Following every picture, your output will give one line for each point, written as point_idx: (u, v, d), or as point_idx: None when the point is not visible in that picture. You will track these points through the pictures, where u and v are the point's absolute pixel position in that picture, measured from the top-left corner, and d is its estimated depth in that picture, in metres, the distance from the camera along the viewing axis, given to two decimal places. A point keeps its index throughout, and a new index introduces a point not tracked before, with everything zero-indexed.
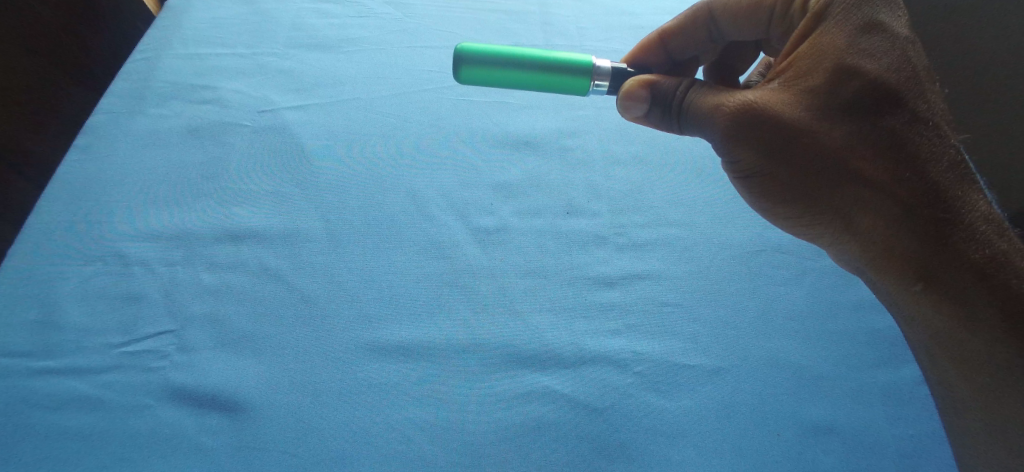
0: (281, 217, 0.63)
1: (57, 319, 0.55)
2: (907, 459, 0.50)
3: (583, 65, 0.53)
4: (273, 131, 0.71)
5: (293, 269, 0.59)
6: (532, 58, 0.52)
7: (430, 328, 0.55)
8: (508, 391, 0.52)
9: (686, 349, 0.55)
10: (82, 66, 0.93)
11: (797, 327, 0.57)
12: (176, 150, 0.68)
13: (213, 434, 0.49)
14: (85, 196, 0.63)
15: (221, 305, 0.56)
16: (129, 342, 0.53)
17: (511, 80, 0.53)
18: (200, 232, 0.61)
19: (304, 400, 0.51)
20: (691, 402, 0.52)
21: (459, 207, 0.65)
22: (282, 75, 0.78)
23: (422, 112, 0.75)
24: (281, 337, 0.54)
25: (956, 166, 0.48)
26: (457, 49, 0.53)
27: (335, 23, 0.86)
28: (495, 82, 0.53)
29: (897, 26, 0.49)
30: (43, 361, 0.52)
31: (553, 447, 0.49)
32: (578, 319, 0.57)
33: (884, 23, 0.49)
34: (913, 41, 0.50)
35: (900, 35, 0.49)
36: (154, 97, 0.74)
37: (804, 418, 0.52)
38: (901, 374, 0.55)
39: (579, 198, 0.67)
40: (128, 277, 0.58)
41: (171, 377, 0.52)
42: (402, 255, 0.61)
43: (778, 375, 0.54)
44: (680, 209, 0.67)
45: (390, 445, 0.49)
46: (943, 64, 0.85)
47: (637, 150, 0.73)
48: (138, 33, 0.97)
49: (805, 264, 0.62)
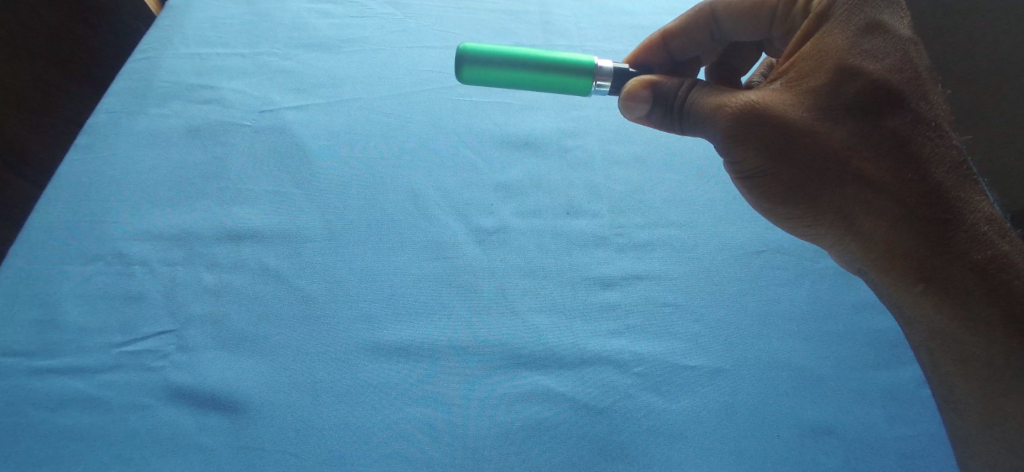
0: (281, 218, 0.63)
1: (57, 318, 0.55)
2: (907, 460, 0.50)
3: (584, 65, 0.53)
4: (274, 131, 0.71)
5: (293, 269, 0.59)
6: (534, 58, 0.52)
7: (431, 328, 0.55)
8: (509, 391, 0.52)
9: (686, 350, 0.55)
10: (87, 66, 0.94)
11: (797, 328, 0.57)
12: (176, 150, 0.68)
13: (213, 434, 0.49)
14: (85, 196, 0.63)
15: (221, 306, 0.56)
16: (129, 341, 0.54)
17: (513, 80, 0.53)
18: (200, 231, 0.61)
19: (305, 400, 0.51)
20: (690, 403, 0.52)
21: (460, 208, 0.65)
22: (283, 75, 0.78)
23: (422, 112, 0.75)
24: (281, 337, 0.54)
25: (958, 167, 0.48)
26: (459, 48, 0.53)
27: (336, 23, 0.86)
28: (496, 82, 0.54)
29: (899, 27, 0.49)
30: (43, 361, 0.52)
31: (553, 447, 0.49)
32: (578, 320, 0.57)
33: (886, 24, 0.49)
34: (915, 42, 0.50)
35: (902, 36, 0.49)
36: (154, 97, 0.74)
37: (804, 419, 0.52)
38: (901, 375, 0.55)
39: (579, 198, 0.67)
40: (128, 277, 0.58)
41: (172, 377, 0.52)
42: (401, 256, 0.61)
43: (777, 376, 0.54)
44: (681, 209, 0.67)
45: (390, 445, 0.49)
46: (944, 62, 0.85)
47: (637, 151, 0.73)
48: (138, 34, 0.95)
49: (805, 265, 0.62)
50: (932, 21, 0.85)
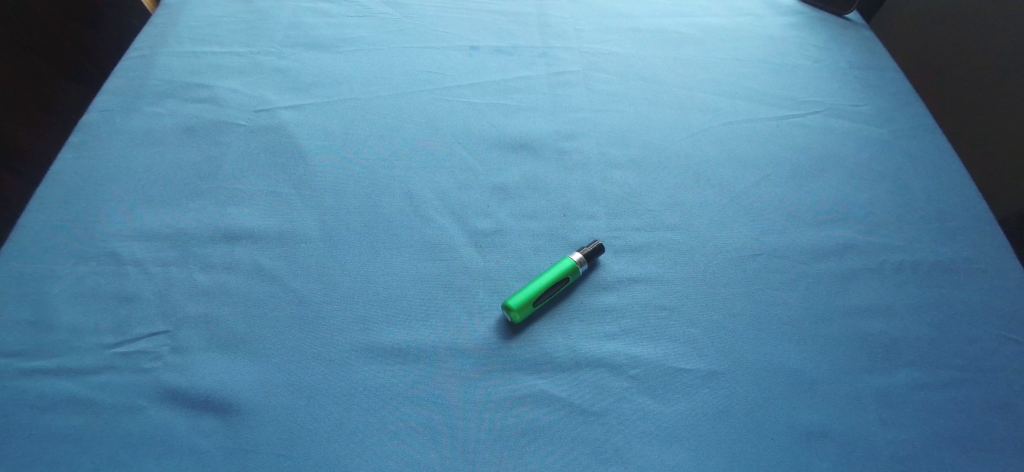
0: (276, 218, 0.63)
1: (47, 318, 0.54)
2: (902, 463, 0.51)
3: (565, 264, 0.59)
4: (269, 131, 0.71)
5: (288, 268, 0.59)
6: (545, 283, 0.57)
7: (426, 330, 0.55)
8: (503, 392, 0.52)
9: (681, 353, 0.56)
10: (69, 61, 1.01)
11: (793, 331, 0.58)
12: (171, 149, 0.68)
13: (205, 436, 0.49)
14: (77, 194, 0.63)
15: (216, 306, 0.56)
16: (120, 342, 0.53)
17: (529, 291, 0.56)
18: (194, 231, 0.61)
19: (299, 401, 0.51)
20: (686, 406, 0.52)
21: (457, 209, 0.65)
22: (278, 74, 0.78)
23: (420, 114, 0.75)
24: (274, 338, 0.54)
25: None
26: (505, 304, 0.56)
27: (333, 23, 0.86)
28: (529, 305, 0.56)
29: (955, 226, 0.67)
30: (33, 361, 0.52)
31: (549, 450, 0.49)
32: (574, 322, 0.57)
33: (948, 229, 0.67)
34: (976, 237, 0.66)
35: (969, 225, 0.67)
36: (148, 94, 0.74)
37: (800, 423, 0.52)
38: (894, 380, 0.55)
39: (577, 201, 0.67)
40: (122, 277, 0.57)
41: (166, 378, 0.51)
42: (398, 257, 0.60)
43: (772, 379, 0.54)
44: (677, 212, 0.67)
45: (385, 448, 0.49)
46: (957, 51, 0.87)
47: (634, 154, 0.73)
48: (119, 30, 1.07)
49: (801, 269, 0.63)
50: (935, 17, 0.91)
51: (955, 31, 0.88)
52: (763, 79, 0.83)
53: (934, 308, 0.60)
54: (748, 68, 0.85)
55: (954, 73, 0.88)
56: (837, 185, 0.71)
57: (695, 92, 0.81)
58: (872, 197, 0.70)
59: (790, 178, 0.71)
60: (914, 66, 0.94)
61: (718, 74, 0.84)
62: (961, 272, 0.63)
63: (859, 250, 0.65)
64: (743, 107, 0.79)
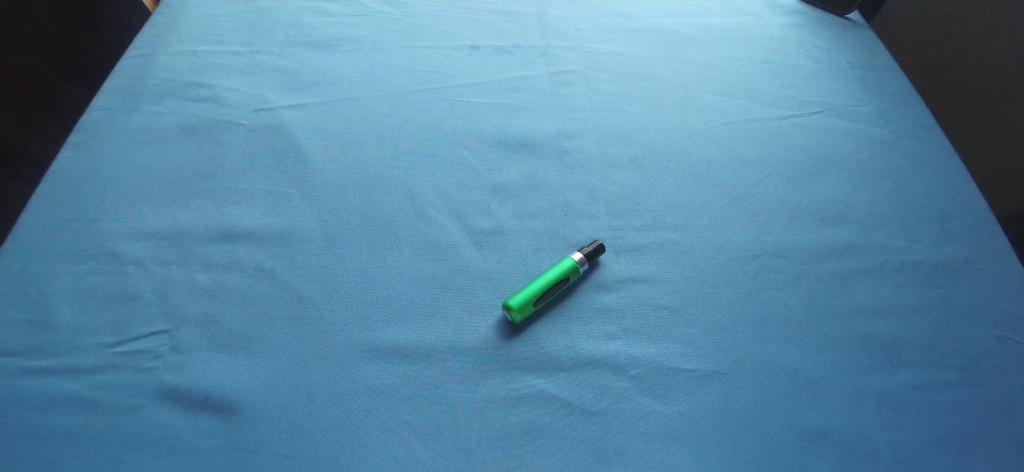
0: (276, 218, 0.63)
1: (47, 318, 0.54)
2: (902, 464, 0.51)
3: (567, 264, 0.59)
4: (270, 130, 0.71)
5: (288, 268, 0.59)
6: (546, 284, 0.57)
7: (426, 330, 0.55)
8: (503, 392, 0.52)
9: (681, 354, 0.55)
10: (69, 61, 1.01)
11: (793, 331, 0.58)
12: (171, 148, 0.68)
13: (205, 435, 0.49)
14: (77, 193, 0.63)
15: (216, 306, 0.56)
16: (120, 342, 0.53)
17: (529, 291, 0.56)
18: (194, 231, 0.61)
19: (299, 401, 0.51)
20: (686, 406, 0.52)
21: (457, 209, 0.65)
22: (278, 74, 0.78)
23: (421, 113, 0.75)
24: (274, 339, 0.54)
25: None
26: (506, 303, 0.56)
27: (334, 22, 0.86)
28: (529, 305, 0.56)
29: (956, 227, 0.67)
30: (32, 361, 0.52)
31: (549, 450, 0.49)
32: (574, 323, 0.57)
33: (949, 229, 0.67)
34: (977, 237, 0.66)
35: (970, 226, 0.67)
36: (148, 93, 0.73)
37: (800, 423, 0.52)
38: (894, 380, 0.55)
39: (577, 201, 0.67)
40: (121, 277, 0.57)
41: (166, 378, 0.51)
42: (398, 257, 0.60)
43: (773, 379, 0.54)
44: (678, 212, 0.67)
45: (384, 448, 0.49)
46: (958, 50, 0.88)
47: (634, 153, 0.73)
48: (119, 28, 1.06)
49: (802, 269, 0.62)
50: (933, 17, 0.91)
51: (956, 30, 0.88)
52: (764, 79, 0.83)
53: (934, 308, 0.60)
54: (749, 67, 0.85)
55: (954, 73, 0.88)
56: (837, 185, 0.71)
57: (696, 92, 0.81)
58: (872, 197, 0.70)
59: (790, 178, 0.71)
60: (913, 65, 0.94)
61: (719, 74, 0.84)
62: (962, 273, 0.63)
63: (860, 250, 0.64)
64: (744, 107, 0.79)
